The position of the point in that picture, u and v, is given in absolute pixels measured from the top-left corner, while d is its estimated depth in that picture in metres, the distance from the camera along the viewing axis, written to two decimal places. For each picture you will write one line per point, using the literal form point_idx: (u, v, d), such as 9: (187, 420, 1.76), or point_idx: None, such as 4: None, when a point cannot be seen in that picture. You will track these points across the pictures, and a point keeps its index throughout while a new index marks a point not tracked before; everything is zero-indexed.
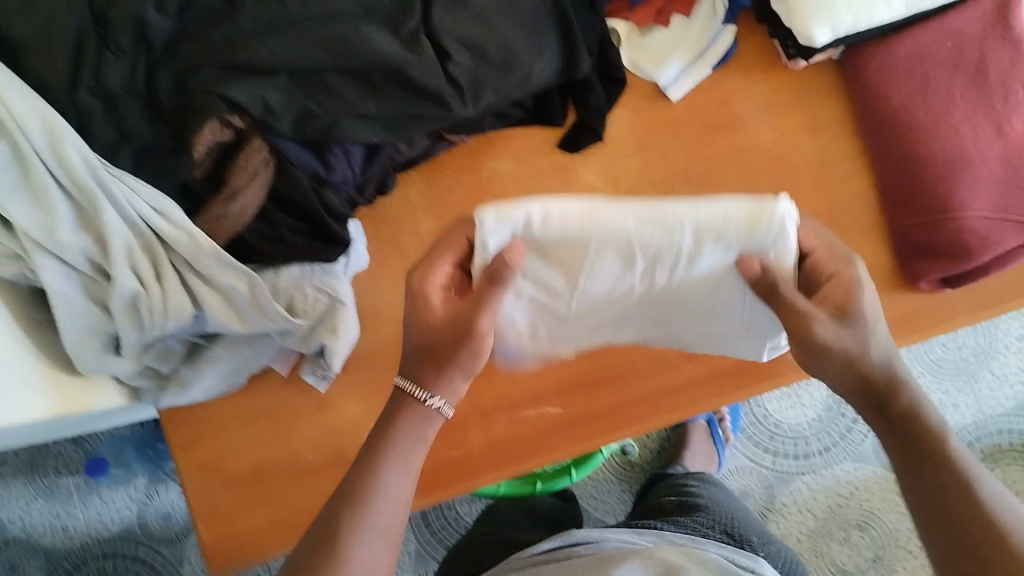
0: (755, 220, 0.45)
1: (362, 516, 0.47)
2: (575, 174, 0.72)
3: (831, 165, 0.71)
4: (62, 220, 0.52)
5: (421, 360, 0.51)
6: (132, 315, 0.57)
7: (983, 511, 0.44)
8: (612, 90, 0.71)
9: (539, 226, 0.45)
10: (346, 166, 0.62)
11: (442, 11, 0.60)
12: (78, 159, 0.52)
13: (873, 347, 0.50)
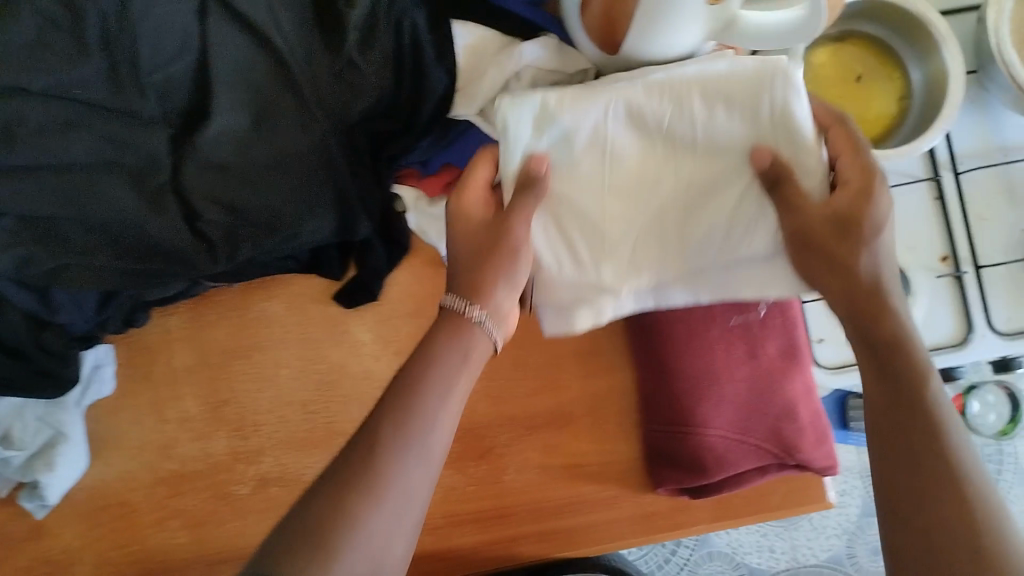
0: (757, 86, 0.51)
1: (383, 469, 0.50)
2: (346, 329, 0.71)
3: (599, 357, 0.71)
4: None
5: (480, 280, 0.56)
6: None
7: (923, 484, 0.48)
8: (393, 252, 0.70)
9: (556, 111, 0.53)
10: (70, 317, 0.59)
11: (193, 170, 0.58)
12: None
13: (868, 254, 0.54)
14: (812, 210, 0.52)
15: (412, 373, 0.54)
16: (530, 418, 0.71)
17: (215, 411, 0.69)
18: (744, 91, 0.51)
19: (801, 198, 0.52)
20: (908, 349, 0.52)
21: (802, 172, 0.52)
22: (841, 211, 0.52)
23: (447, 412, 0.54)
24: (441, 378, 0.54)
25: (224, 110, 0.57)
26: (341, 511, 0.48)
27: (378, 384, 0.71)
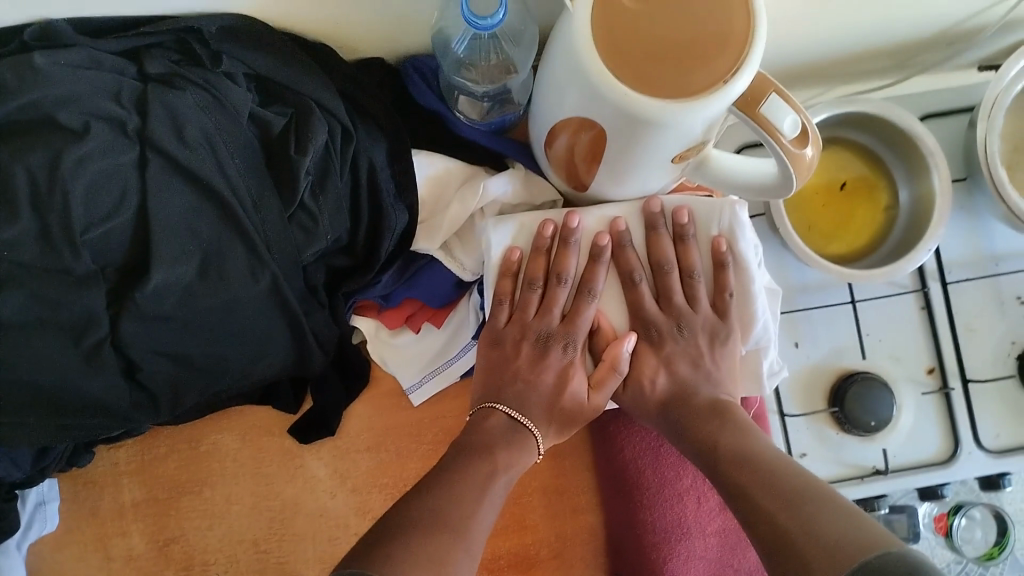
0: (710, 213, 0.61)
1: (448, 536, 0.49)
2: (301, 462, 0.68)
3: (565, 497, 0.68)
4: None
5: (513, 389, 0.60)
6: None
7: (802, 555, 0.46)
8: (354, 385, 0.68)
9: (530, 224, 0.62)
10: (8, 471, 0.57)
11: (133, 326, 0.55)
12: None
13: (664, 375, 0.62)
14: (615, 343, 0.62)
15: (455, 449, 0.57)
16: (492, 561, 0.68)
17: (163, 549, 0.67)
18: (649, 228, 0.61)
19: (722, 305, 0.62)
20: (755, 449, 0.55)
21: (738, 280, 0.62)
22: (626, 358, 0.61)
23: (500, 487, 0.55)
24: (481, 461, 0.55)
25: (165, 266, 0.55)
26: (402, 562, 0.45)
27: (333, 522, 0.68)
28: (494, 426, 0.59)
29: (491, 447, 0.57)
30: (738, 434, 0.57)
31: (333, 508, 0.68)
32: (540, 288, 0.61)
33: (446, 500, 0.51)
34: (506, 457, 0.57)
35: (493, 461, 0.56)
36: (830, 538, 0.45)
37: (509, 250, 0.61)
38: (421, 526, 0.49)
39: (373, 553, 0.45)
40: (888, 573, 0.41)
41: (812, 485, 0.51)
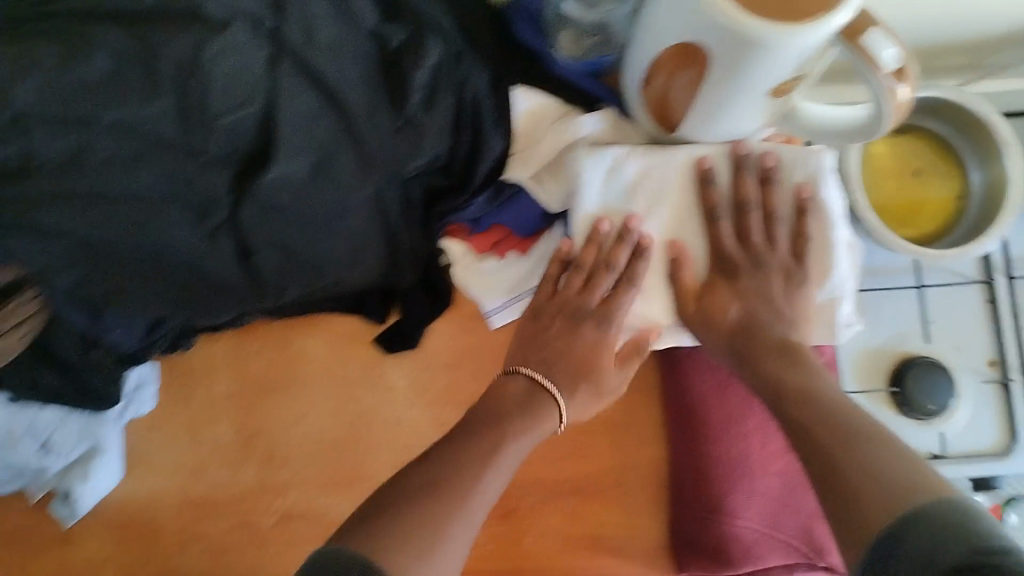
0: (797, 160, 0.63)
1: (444, 508, 0.55)
2: (382, 373, 0.72)
3: (630, 429, 0.71)
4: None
5: (557, 367, 0.66)
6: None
7: (861, 494, 0.50)
8: (436, 305, 0.71)
9: (625, 159, 0.62)
10: (121, 340, 0.61)
11: (253, 213, 0.60)
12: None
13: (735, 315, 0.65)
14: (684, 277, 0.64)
15: (472, 420, 0.64)
16: (556, 484, 0.71)
17: (248, 440, 0.71)
18: (737, 171, 0.63)
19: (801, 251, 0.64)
20: (819, 394, 0.59)
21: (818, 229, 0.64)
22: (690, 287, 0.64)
23: (504, 472, 0.61)
24: (493, 430, 0.62)
25: (285, 159, 0.59)
26: (407, 525, 0.53)
27: (408, 432, 0.72)
28: (511, 393, 0.66)
29: (504, 418, 0.64)
30: (807, 382, 0.60)
31: (409, 419, 0.72)
32: (628, 224, 0.63)
33: (462, 462, 0.59)
34: (515, 436, 0.62)
35: (502, 433, 0.62)
36: (884, 487, 0.49)
37: (601, 184, 0.63)
38: (433, 491, 0.56)
39: (380, 515, 0.53)
40: (933, 528, 0.44)
41: (876, 435, 0.54)
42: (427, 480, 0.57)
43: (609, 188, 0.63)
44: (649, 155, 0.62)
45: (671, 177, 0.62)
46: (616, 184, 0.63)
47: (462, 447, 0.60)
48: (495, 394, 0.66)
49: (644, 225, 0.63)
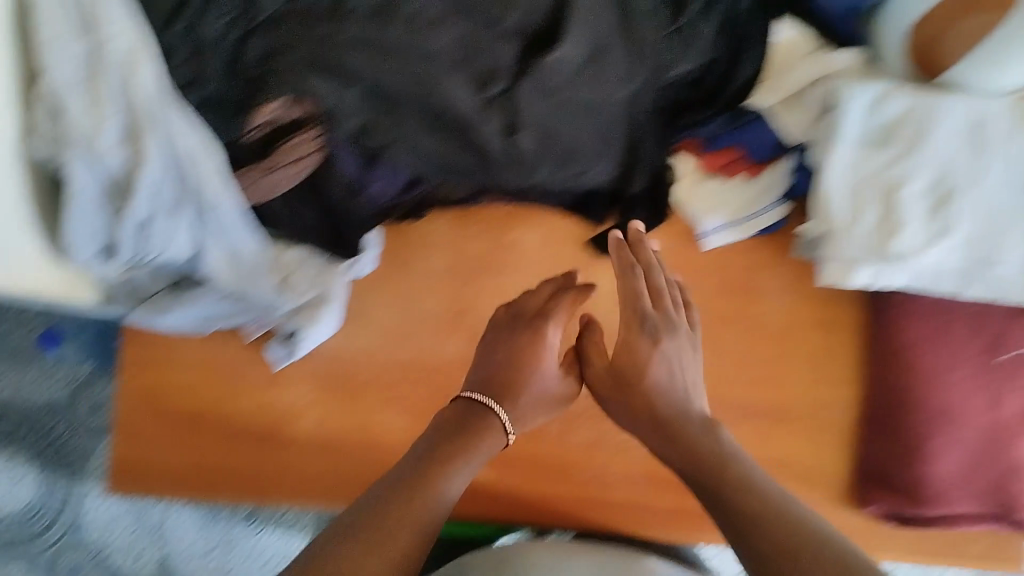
0: None
1: (414, 508, 0.52)
2: (590, 276, 0.74)
3: (826, 367, 0.73)
4: (107, 128, 0.54)
5: (500, 382, 0.62)
6: (139, 233, 0.59)
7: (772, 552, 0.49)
8: (648, 215, 0.71)
9: (894, 93, 0.63)
10: (377, 193, 0.66)
11: (530, 90, 0.61)
12: (146, 82, 0.54)
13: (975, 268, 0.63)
14: (598, 367, 0.64)
15: (444, 435, 0.58)
16: (745, 409, 0.73)
17: (455, 318, 0.74)
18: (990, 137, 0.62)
19: None
20: (750, 481, 0.54)
21: None
22: (626, 358, 0.62)
23: (460, 480, 0.56)
24: (452, 439, 0.58)
25: (569, 43, 0.59)
26: (399, 523, 0.50)
27: (605, 334, 0.73)
28: (450, 413, 0.61)
29: (441, 442, 0.58)
30: (717, 449, 0.57)
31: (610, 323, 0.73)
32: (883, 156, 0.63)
33: (443, 478, 0.55)
34: (447, 483, 0.55)
35: (437, 488, 0.54)
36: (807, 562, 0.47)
37: (864, 112, 0.63)
38: (400, 493, 0.52)
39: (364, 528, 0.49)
40: None
41: (795, 529, 0.49)
42: (424, 494, 0.53)
43: (870, 118, 0.64)
44: (919, 94, 0.63)
45: (936, 118, 0.62)
46: (879, 117, 0.63)
47: (436, 462, 0.56)
48: (447, 409, 0.61)
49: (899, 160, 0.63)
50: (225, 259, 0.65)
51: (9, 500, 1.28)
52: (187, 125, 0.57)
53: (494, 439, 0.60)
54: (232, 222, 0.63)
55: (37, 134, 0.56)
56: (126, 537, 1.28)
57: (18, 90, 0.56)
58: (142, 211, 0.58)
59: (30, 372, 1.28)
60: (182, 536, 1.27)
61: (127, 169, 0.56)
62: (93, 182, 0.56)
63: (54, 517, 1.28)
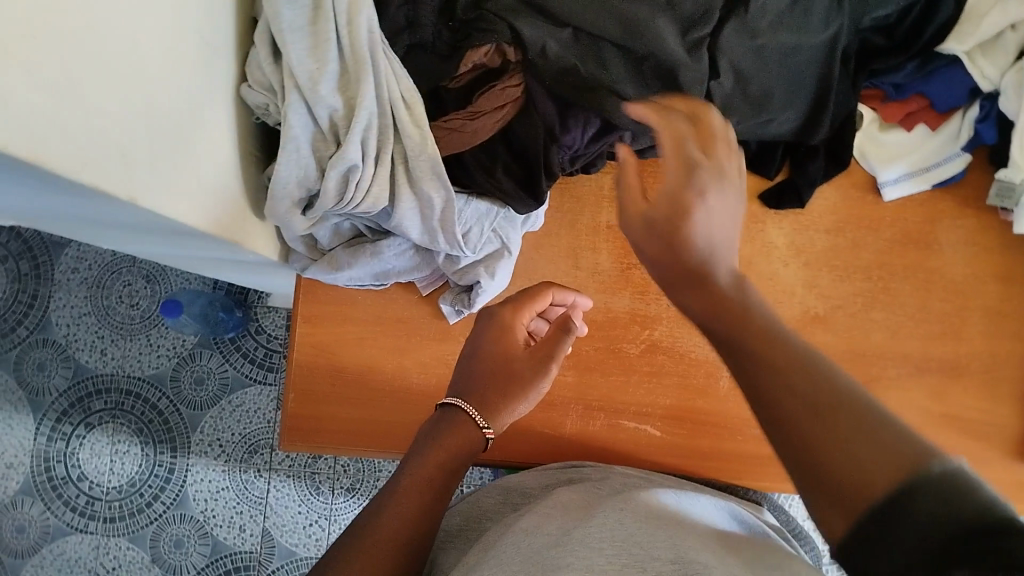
0: None
1: (385, 535, 0.48)
2: (763, 228, 0.73)
3: (1006, 320, 0.72)
4: (326, 76, 0.55)
5: (485, 384, 0.57)
6: (339, 182, 0.59)
7: (826, 434, 0.31)
8: (831, 169, 0.71)
9: None
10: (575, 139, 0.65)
11: (733, 33, 0.60)
12: (364, 30, 0.55)
13: None
14: (634, 211, 0.40)
15: (438, 431, 0.55)
16: (925, 361, 0.72)
17: (626, 271, 0.74)
18: None
19: None
20: (784, 337, 0.34)
21: None
22: (652, 183, 0.40)
23: (455, 461, 0.53)
24: (450, 436, 0.54)
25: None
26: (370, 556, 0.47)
27: (779, 287, 0.72)
28: (458, 419, 0.55)
29: (456, 418, 0.55)
30: (737, 299, 0.36)
31: (784, 275, 0.73)
32: None
33: (426, 473, 0.52)
34: (457, 445, 0.54)
35: (449, 459, 0.53)
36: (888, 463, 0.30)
37: None
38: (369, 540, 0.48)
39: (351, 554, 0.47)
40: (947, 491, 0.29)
41: (871, 406, 0.31)
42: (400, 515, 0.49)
43: None
44: None
45: None
46: None
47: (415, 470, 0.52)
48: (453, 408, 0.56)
49: None
50: (417, 211, 0.64)
51: (111, 475, 1.17)
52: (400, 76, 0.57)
53: (467, 426, 0.55)
54: (427, 173, 0.61)
55: (258, 84, 0.58)
56: (228, 512, 1.17)
57: (243, 44, 0.59)
58: (348, 163, 0.57)
59: (131, 342, 1.19)
60: (283, 511, 1.18)
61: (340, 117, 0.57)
62: (307, 129, 0.58)
63: (158, 492, 1.17)
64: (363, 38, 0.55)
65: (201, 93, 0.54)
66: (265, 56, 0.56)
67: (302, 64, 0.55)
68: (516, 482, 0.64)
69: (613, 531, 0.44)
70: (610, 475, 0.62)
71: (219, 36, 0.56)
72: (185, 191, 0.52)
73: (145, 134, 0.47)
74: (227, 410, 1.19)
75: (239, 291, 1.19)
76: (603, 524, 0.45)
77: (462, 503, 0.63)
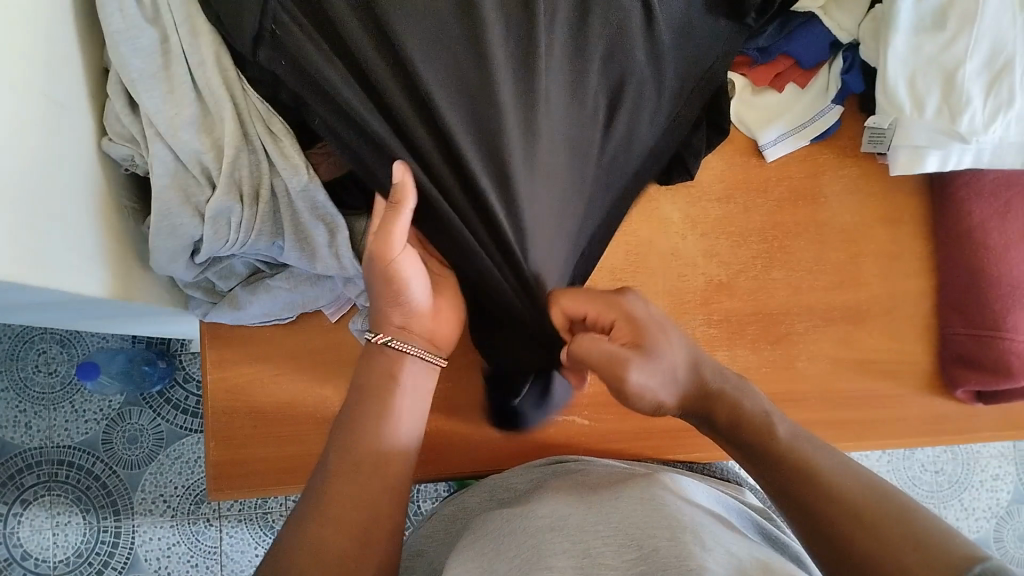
0: None
1: (348, 471, 0.53)
2: (657, 206, 0.74)
3: (898, 260, 0.75)
4: (185, 119, 0.54)
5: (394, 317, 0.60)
6: (212, 224, 0.58)
7: (881, 534, 0.42)
8: (712, 136, 0.72)
9: None
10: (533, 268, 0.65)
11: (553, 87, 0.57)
12: (216, 72, 0.54)
13: None
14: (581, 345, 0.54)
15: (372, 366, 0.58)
16: (829, 310, 0.74)
17: None
18: None
19: None
20: (823, 472, 0.47)
21: None
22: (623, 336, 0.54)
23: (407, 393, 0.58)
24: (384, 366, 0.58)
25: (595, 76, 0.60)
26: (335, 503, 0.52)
27: (681, 260, 0.73)
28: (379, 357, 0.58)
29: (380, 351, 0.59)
30: (796, 450, 0.49)
31: (685, 248, 0.73)
32: (940, 38, 0.64)
33: (376, 401, 0.57)
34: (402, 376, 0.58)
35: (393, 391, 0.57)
36: (895, 543, 0.42)
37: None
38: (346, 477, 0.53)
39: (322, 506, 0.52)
40: None
41: (873, 497, 0.44)
42: (358, 449, 0.54)
43: (922, 2, 0.64)
44: None
45: None
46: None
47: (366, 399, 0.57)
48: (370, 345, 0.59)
49: (959, 37, 0.63)
50: (302, 241, 0.63)
51: (56, 548, 1.13)
52: (264, 114, 0.56)
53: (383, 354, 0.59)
54: (307, 204, 0.60)
55: (120, 136, 0.57)
56: (183, 568, 1.15)
57: (99, 98, 0.58)
58: (221, 202, 0.56)
59: (54, 411, 1.15)
60: (239, 557, 1.16)
61: (209, 162, 0.55)
62: (176, 175, 0.56)
63: (107, 559, 1.13)
64: (218, 80, 0.54)
65: (60, 154, 0.52)
66: (122, 109, 0.55)
67: (162, 112, 0.54)
68: (502, 483, 0.68)
69: (610, 515, 0.49)
70: (591, 467, 0.66)
71: (74, 94, 0.54)
72: (56, 257, 0.50)
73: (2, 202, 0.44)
74: (166, 463, 1.16)
75: (160, 341, 1.17)
76: (602, 508, 0.51)
77: (447, 507, 0.68)
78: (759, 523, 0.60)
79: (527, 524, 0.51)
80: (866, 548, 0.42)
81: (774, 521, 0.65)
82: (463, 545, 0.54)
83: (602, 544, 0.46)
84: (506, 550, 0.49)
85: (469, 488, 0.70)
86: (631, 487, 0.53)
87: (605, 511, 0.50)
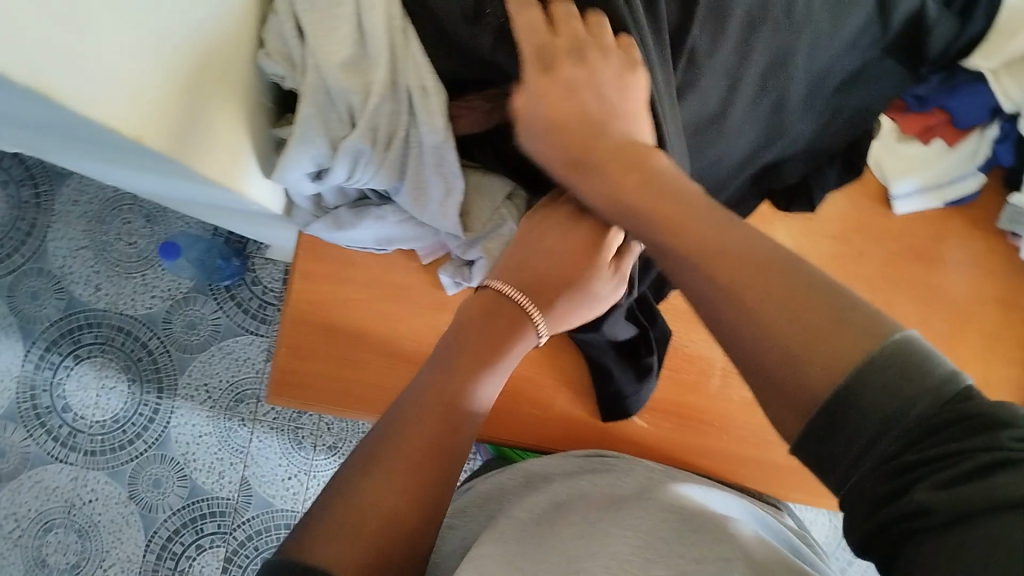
0: None
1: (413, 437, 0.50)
2: (769, 230, 0.72)
3: (1001, 344, 0.72)
4: (341, 56, 0.54)
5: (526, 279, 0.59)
6: (348, 163, 0.58)
7: (834, 357, 0.36)
8: (845, 177, 0.70)
9: None
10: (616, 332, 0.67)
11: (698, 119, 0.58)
12: (383, 15, 0.53)
13: None
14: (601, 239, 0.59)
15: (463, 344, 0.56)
16: None
17: None
18: None
19: None
20: (783, 264, 0.40)
21: None
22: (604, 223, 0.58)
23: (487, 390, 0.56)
24: (483, 347, 0.57)
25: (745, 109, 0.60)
26: (386, 476, 0.48)
27: None
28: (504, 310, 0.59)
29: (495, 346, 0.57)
30: (760, 251, 0.42)
31: None
32: None
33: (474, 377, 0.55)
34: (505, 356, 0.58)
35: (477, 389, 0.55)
36: (844, 352, 0.36)
37: None
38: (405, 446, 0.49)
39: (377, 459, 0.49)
40: (937, 401, 0.33)
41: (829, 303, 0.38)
42: (432, 415, 0.52)
43: None
44: None
45: None
46: None
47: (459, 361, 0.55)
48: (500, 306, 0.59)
49: None
50: (420, 189, 0.63)
51: (96, 409, 1.17)
52: (420, 66, 0.55)
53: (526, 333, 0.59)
54: (436, 158, 0.59)
55: (277, 54, 0.58)
56: (209, 458, 1.18)
57: (262, 8, 0.59)
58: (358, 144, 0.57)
59: (126, 280, 1.19)
60: (263, 462, 1.19)
61: (355, 102, 0.55)
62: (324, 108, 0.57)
63: (141, 431, 1.17)
64: (381, 24, 0.53)
65: (219, 40, 0.52)
66: (289, 29, 0.55)
67: (322, 44, 0.54)
68: (536, 464, 0.70)
69: (641, 519, 0.50)
70: (633, 466, 0.67)
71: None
72: (193, 138, 0.51)
73: (153, 67, 0.45)
74: (216, 356, 1.19)
75: (239, 240, 1.19)
76: (632, 512, 0.52)
77: (484, 483, 0.69)
78: (795, 547, 0.61)
79: (560, 530, 0.53)
80: (829, 370, 0.36)
81: (815, 552, 0.66)
82: (490, 531, 0.55)
83: (631, 544, 0.47)
84: (539, 550, 0.50)
85: (504, 469, 0.71)
86: (660, 495, 0.55)
87: (629, 520, 0.51)
